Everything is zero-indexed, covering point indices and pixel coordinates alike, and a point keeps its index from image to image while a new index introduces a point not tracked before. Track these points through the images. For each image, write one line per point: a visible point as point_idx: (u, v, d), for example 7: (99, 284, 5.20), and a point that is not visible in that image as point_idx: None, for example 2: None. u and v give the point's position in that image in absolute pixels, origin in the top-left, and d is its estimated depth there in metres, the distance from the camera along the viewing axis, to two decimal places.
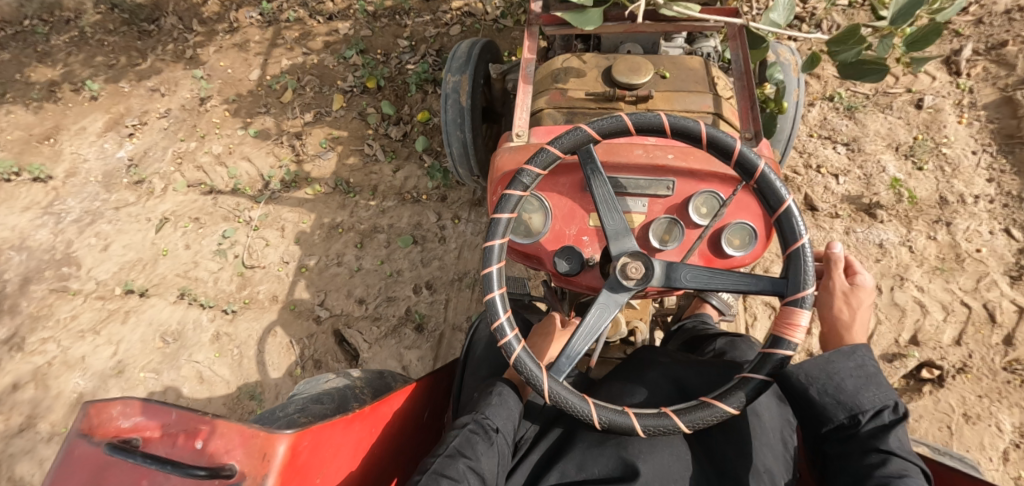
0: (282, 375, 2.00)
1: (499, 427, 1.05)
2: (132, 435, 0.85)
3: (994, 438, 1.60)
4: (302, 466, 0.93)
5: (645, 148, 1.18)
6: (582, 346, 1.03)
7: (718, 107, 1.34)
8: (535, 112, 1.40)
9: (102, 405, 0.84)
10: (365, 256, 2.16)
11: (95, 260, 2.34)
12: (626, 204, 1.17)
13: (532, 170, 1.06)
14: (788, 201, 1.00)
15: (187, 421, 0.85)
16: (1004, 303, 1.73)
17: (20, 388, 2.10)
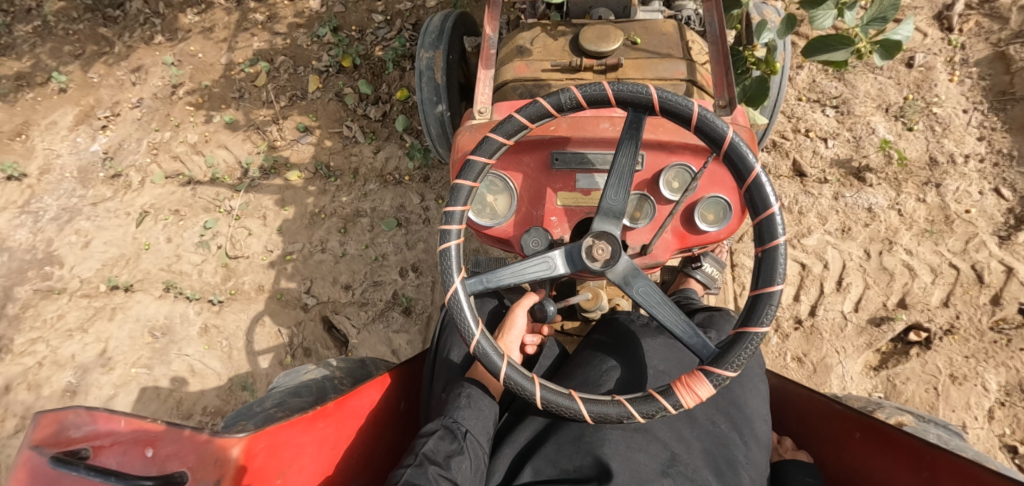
0: (272, 364, 2.00)
1: (469, 429, 1.07)
2: (83, 445, 0.86)
3: (979, 397, 1.60)
4: (258, 468, 0.95)
5: (612, 121, 1.16)
6: (507, 280, 1.07)
7: (692, 73, 1.30)
8: (500, 85, 1.35)
9: (53, 416, 0.86)
10: (350, 242, 2.13)
11: (77, 258, 2.32)
12: (596, 181, 1.16)
13: (579, 94, 1.01)
14: (776, 289, 0.97)
15: (136, 429, 0.88)
16: (993, 264, 1.71)
17: (14, 390, 2.11)
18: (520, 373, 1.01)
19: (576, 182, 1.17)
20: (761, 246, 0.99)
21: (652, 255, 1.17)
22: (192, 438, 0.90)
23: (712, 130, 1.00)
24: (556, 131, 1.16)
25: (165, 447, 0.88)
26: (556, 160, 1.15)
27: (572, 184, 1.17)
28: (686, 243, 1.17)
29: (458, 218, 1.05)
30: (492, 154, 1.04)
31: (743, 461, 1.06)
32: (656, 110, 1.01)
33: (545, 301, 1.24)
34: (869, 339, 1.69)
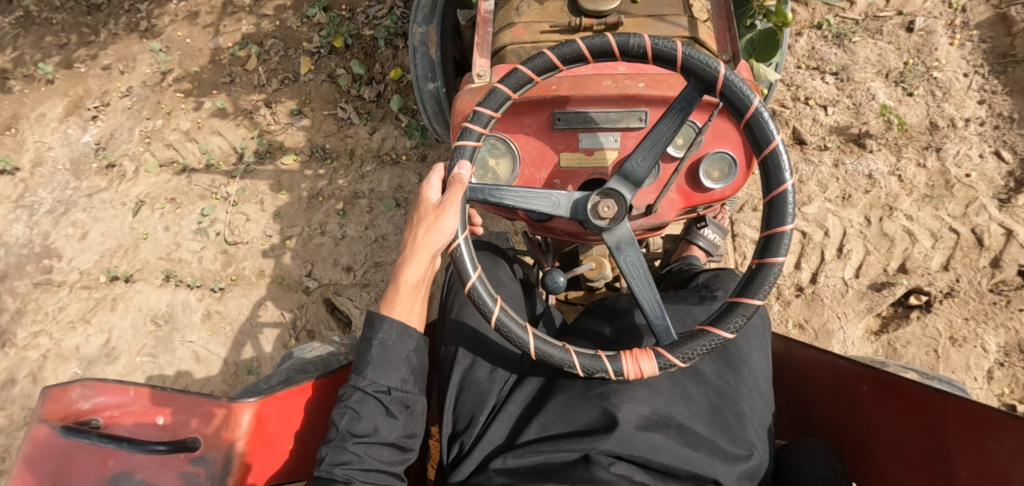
0: (276, 348, 2.00)
1: (390, 387, 1.10)
2: (94, 416, 1.01)
3: (979, 358, 1.61)
4: (265, 433, 1.13)
5: (614, 78, 1.14)
6: (509, 201, 1.06)
7: (694, 30, 1.29)
8: (497, 50, 1.35)
9: (60, 391, 0.99)
10: (349, 224, 2.11)
11: (75, 250, 2.37)
12: (599, 141, 1.15)
13: (649, 45, 1.01)
14: (754, 303, 0.99)
15: (143, 400, 1.03)
16: (993, 227, 1.71)
17: (18, 382, 2.19)
18: (490, 289, 1.06)
19: (578, 141, 1.15)
20: (759, 258, 1.01)
21: (659, 214, 1.17)
22: (197, 406, 1.06)
23: (760, 129, 1.00)
24: (557, 91, 1.15)
25: (173, 416, 1.05)
26: (558, 120, 1.15)
27: (574, 144, 1.16)
28: (691, 203, 1.17)
29: (485, 120, 1.06)
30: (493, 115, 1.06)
31: (749, 414, 1.08)
32: (718, 89, 1.01)
33: (556, 273, 1.31)
34: (869, 303, 1.70)
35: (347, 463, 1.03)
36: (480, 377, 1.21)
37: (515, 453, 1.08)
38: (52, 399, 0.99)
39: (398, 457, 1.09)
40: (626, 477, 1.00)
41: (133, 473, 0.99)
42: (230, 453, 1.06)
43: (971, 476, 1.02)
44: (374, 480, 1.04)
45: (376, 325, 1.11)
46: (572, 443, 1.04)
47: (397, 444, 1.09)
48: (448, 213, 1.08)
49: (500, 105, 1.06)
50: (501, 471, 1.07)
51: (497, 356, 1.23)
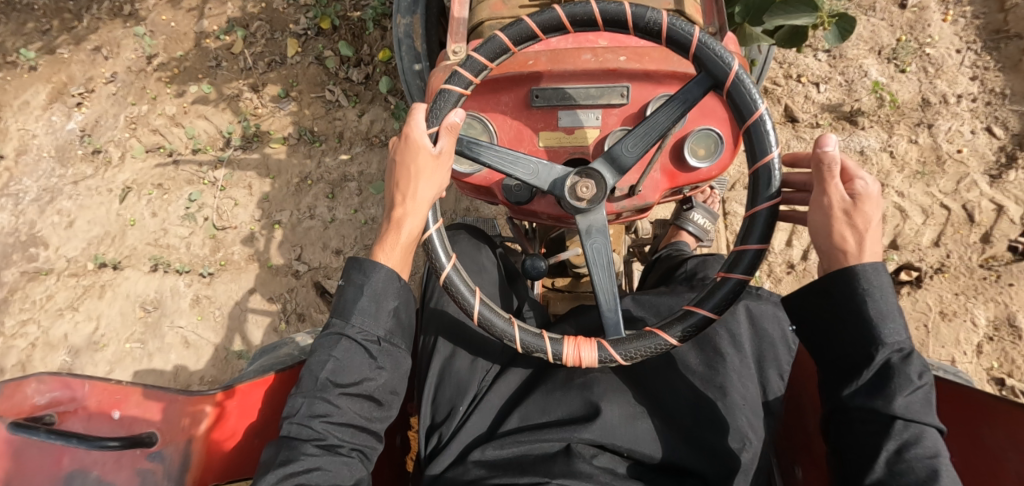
0: (268, 332, 1.98)
1: (380, 337, 1.06)
2: (47, 411, 0.96)
3: (968, 332, 1.61)
4: (229, 427, 1.09)
5: (594, 52, 1.11)
6: (486, 159, 1.06)
7: (680, 3, 1.29)
8: (475, 26, 1.39)
9: (15, 386, 0.94)
10: (338, 207, 2.10)
11: (62, 238, 2.35)
12: (579, 119, 1.12)
13: (665, 24, 0.98)
14: (709, 317, 0.98)
15: (100, 394, 0.99)
16: (983, 203, 1.71)
17: (6, 371, 2.18)
18: (446, 244, 1.07)
19: (558, 120, 1.13)
20: (724, 272, 0.99)
21: (642, 196, 1.15)
22: (156, 402, 1.03)
23: (756, 134, 0.98)
24: (534, 66, 1.12)
25: (131, 411, 1.01)
26: (536, 97, 1.12)
27: (554, 122, 1.13)
28: (676, 184, 1.15)
29: (475, 69, 1.04)
30: (471, 81, 1.05)
31: (741, 403, 1.04)
32: (725, 85, 0.99)
33: (536, 257, 1.31)
34: None
35: (323, 417, 1.00)
36: (461, 366, 1.21)
37: (497, 444, 1.08)
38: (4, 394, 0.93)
39: (378, 413, 1.06)
40: (605, 468, 1.02)
41: (89, 471, 0.95)
42: (188, 449, 1.04)
43: (962, 464, 1.03)
44: (348, 437, 1.01)
45: (363, 267, 1.06)
46: (556, 433, 1.05)
47: (373, 398, 1.05)
48: (422, 178, 1.03)
49: (495, 56, 1.04)
50: (481, 462, 1.06)
51: (478, 346, 1.23)
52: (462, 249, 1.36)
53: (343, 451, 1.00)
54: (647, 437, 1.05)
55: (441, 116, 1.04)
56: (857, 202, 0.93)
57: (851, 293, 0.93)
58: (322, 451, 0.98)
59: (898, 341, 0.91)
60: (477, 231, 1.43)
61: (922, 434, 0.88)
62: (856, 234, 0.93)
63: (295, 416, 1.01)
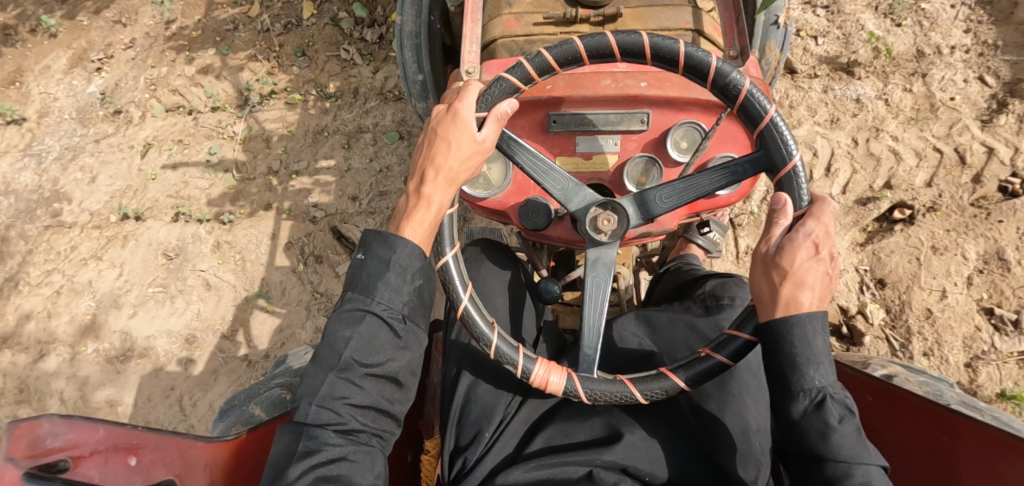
0: (286, 273, 2.01)
1: (406, 315, 1.00)
2: (61, 455, 0.92)
3: (959, 265, 1.66)
4: (247, 470, 1.06)
5: (614, 78, 1.18)
6: (520, 159, 1.12)
7: (697, 22, 1.40)
8: (489, 42, 1.46)
9: (27, 426, 0.91)
10: (354, 157, 2.16)
11: (84, 192, 2.43)
12: (598, 144, 1.20)
13: (745, 91, 1.05)
14: (682, 384, 1.04)
15: (115, 438, 0.96)
16: (975, 146, 1.78)
17: (34, 318, 2.28)
18: (454, 232, 1.11)
19: (576, 145, 1.21)
20: (711, 350, 1.06)
21: (661, 222, 1.23)
22: (173, 446, 1.00)
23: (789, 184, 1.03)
24: (553, 90, 1.19)
25: (147, 456, 0.98)
26: (554, 122, 1.19)
27: (570, 147, 1.21)
28: (695, 211, 1.24)
29: (529, 70, 1.10)
30: (510, 90, 1.10)
31: (755, 428, 1.09)
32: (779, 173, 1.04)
33: (548, 281, 1.32)
34: (855, 217, 1.76)
35: (346, 398, 0.95)
36: (485, 392, 1.19)
37: (522, 468, 1.10)
38: (18, 435, 0.90)
39: (399, 396, 1.01)
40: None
41: None
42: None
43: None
44: (369, 422, 0.97)
45: (385, 240, 1.00)
46: (579, 458, 1.10)
47: (395, 379, 0.99)
48: (453, 154, 1.03)
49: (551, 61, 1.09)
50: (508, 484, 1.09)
51: (491, 372, 1.21)
52: (484, 272, 1.36)
53: (364, 437, 0.95)
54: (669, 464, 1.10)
55: (491, 102, 1.09)
56: (780, 257, 0.93)
57: (770, 337, 0.93)
58: (344, 440, 0.93)
59: (820, 384, 0.91)
60: (495, 247, 1.42)
61: (856, 469, 0.87)
62: (772, 283, 0.94)
63: (315, 400, 0.93)
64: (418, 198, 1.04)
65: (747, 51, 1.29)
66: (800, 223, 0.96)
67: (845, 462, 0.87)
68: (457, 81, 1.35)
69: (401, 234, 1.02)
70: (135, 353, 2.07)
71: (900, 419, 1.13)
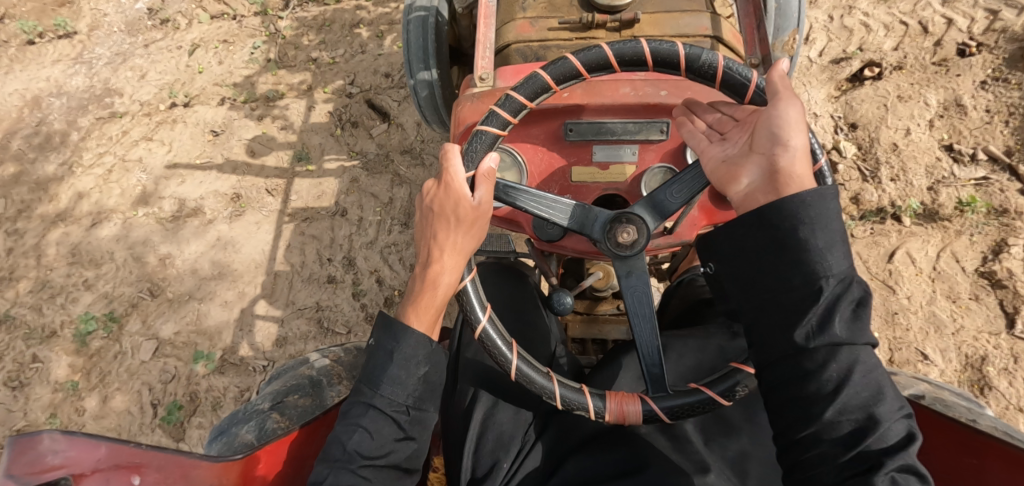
0: (325, 136, 2.24)
1: (410, 406, 0.92)
2: (61, 473, 0.83)
3: (921, 110, 1.89)
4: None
5: (633, 85, 1.09)
6: (526, 204, 1.03)
7: (717, 29, 1.36)
8: (502, 47, 1.44)
9: (28, 441, 0.82)
10: (386, 44, 2.40)
11: (135, 87, 2.66)
12: (616, 153, 1.12)
13: (755, 84, 0.98)
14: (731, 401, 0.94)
15: (116, 456, 0.87)
16: (937, 18, 2.02)
17: (86, 194, 2.49)
18: (480, 295, 1.00)
19: (592, 154, 1.12)
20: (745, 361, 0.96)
21: (678, 234, 1.13)
22: (175, 467, 0.91)
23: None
24: (569, 98, 1.09)
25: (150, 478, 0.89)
26: (569, 131, 1.11)
27: (586, 157, 1.13)
28: (712, 220, 1.14)
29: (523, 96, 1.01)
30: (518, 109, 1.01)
31: None
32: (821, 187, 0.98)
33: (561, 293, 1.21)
34: (830, 74, 2.01)
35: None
36: (504, 417, 1.11)
37: None
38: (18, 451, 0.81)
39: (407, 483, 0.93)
40: None
41: None
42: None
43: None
44: None
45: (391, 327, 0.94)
46: None
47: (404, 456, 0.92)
48: (456, 234, 0.97)
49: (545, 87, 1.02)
50: None
51: (514, 395, 1.15)
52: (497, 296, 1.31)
53: None
54: None
55: (476, 158, 1.00)
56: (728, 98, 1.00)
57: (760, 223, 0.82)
58: None
59: (836, 272, 0.78)
60: (501, 269, 1.37)
61: (845, 350, 0.77)
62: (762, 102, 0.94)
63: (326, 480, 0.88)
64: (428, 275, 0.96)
65: (769, 59, 1.33)
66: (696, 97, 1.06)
67: (839, 343, 0.76)
68: (470, 87, 1.31)
69: (408, 319, 0.96)
70: (186, 213, 2.29)
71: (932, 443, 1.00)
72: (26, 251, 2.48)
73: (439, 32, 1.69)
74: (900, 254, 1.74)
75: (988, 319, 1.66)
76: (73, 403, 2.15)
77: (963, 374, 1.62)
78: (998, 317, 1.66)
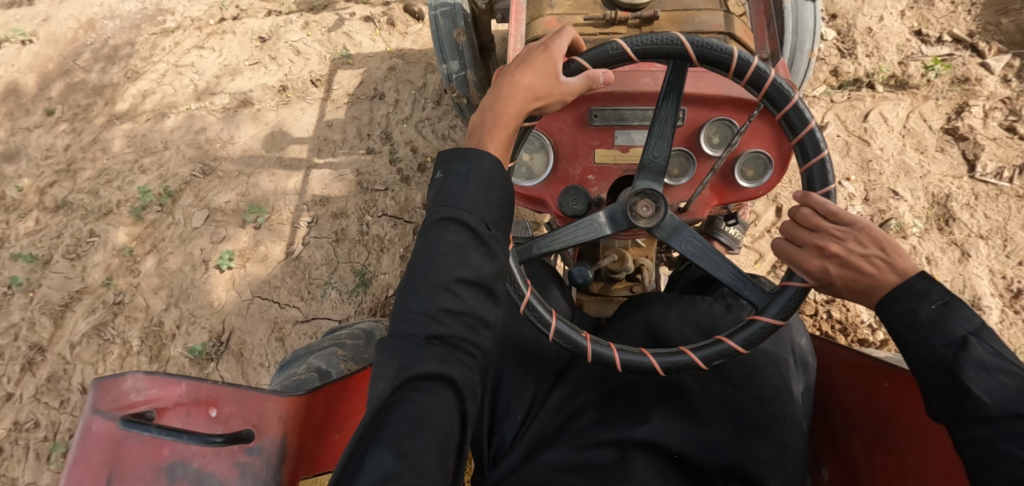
0: (365, 37, 2.53)
1: (488, 223, 0.88)
2: (146, 408, 0.98)
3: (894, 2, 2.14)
4: (319, 423, 1.14)
5: (653, 76, 1.24)
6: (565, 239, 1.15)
7: (730, 26, 1.45)
8: (532, 40, 1.49)
9: (111, 383, 0.96)
10: None
11: (186, 7, 2.93)
12: (633, 138, 1.25)
13: (770, 81, 1.03)
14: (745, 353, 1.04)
15: (196, 392, 1.03)
16: None
17: (143, 97, 2.73)
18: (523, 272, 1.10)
19: (614, 138, 1.26)
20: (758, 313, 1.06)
21: (689, 212, 1.30)
22: (251, 399, 1.07)
23: (819, 174, 1.03)
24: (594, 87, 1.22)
25: (226, 407, 1.05)
26: (595, 117, 1.24)
27: (608, 141, 1.26)
28: (722, 200, 1.30)
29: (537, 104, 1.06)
30: None
31: (789, 416, 1.08)
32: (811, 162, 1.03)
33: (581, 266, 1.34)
34: None
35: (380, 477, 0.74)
36: (519, 373, 1.21)
37: (557, 451, 1.06)
38: (103, 390, 0.95)
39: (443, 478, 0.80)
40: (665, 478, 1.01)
41: (189, 462, 0.98)
42: (283, 444, 1.06)
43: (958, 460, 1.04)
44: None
45: (470, 155, 0.90)
46: (611, 441, 1.04)
47: (488, 289, 0.88)
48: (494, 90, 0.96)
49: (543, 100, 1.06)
50: (546, 468, 1.05)
51: (533, 360, 1.23)
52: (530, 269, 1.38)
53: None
54: (710, 451, 1.03)
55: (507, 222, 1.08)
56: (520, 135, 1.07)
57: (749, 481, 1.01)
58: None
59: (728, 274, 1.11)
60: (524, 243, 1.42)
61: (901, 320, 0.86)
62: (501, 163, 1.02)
63: (411, 306, 0.84)
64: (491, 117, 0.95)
65: (778, 52, 1.48)
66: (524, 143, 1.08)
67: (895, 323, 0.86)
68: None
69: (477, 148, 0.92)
70: (236, 105, 2.55)
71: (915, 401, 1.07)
72: (85, 146, 2.71)
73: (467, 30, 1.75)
74: (874, 115, 1.99)
75: (952, 166, 1.90)
76: (131, 267, 2.37)
77: (931, 210, 1.85)
78: (961, 164, 1.90)
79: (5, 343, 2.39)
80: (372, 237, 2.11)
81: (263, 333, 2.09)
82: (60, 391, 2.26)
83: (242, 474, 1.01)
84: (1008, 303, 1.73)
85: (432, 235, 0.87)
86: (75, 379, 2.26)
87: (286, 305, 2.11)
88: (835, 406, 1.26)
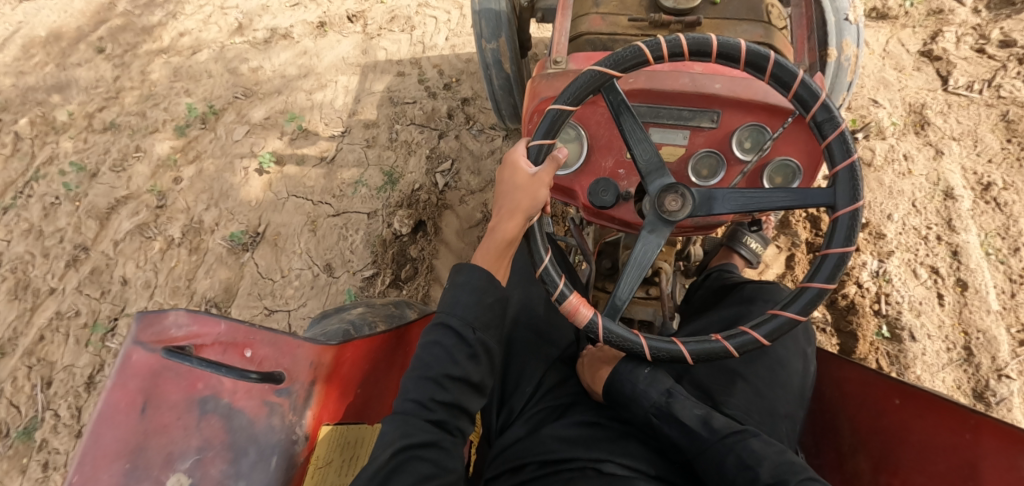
0: None
1: (476, 326, 1.14)
2: (186, 342, 1.09)
3: None
4: (343, 375, 1.27)
5: (692, 77, 1.28)
6: (635, 276, 1.19)
7: (768, 36, 1.53)
8: (575, 36, 1.60)
9: (156, 317, 1.07)
10: None
11: None
12: (668, 137, 1.31)
13: (773, 61, 1.09)
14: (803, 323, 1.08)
15: (234, 333, 1.13)
16: None
17: (187, 35, 2.96)
18: (557, 269, 1.18)
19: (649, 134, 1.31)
20: (824, 248, 1.09)
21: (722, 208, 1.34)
22: (285, 344, 1.19)
23: (839, 148, 1.07)
24: (633, 84, 1.28)
25: (260, 351, 1.16)
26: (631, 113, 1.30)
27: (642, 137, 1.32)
28: None
29: (552, 117, 1.17)
30: (565, 115, 1.17)
31: (784, 414, 1.27)
32: (829, 136, 1.08)
33: None
34: None
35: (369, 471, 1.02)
36: (534, 350, 1.44)
37: (563, 424, 1.30)
38: (147, 323, 1.06)
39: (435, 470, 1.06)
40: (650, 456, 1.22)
41: (221, 399, 1.09)
42: (311, 389, 1.19)
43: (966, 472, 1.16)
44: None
45: (466, 272, 1.17)
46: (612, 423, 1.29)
47: (484, 353, 1.14)
48: (500, 186, 1.19)
49: (544, 142, 1.18)
50: (553, 436, 1.28)
51: (548, 339, 1.46)
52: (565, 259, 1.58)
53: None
54: None
55: (540, 248, 1.19)
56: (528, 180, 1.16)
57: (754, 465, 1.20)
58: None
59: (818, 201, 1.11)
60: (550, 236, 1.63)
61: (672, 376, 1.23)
62: (515, 200, 1.16)
63: (410, 395, 1.10)
64: (500, 215, 1.18)
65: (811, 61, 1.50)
66: (538, 166, 1.17)
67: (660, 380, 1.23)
68: (544, 68, 1.45)
69: (472, 260, 1.19)
70: (277, 37, 2.78)
71: (925, 422, 1.20)
72: (132, 76, 2.89)
73: (510, 27, 1.85)
74: None
75: (927, 81, 2.11)
76: (171, 174, 2.56)
77: (908, 118, 2.06)
78: (935, 79, 2.11)
79: (50, 244, 2.51)
80: (401, 142, 2.36)
81: (297, 224, 2.30)
82: (101, 284, 2.41)
83: (270, 412, 1.13)
84: (979, 195, 1.91)
85: (432, 337, 1.14)
86: (116, 272, 2.41)
87: (318, 202, 2.31)
88: (845, 421, 1.34)
